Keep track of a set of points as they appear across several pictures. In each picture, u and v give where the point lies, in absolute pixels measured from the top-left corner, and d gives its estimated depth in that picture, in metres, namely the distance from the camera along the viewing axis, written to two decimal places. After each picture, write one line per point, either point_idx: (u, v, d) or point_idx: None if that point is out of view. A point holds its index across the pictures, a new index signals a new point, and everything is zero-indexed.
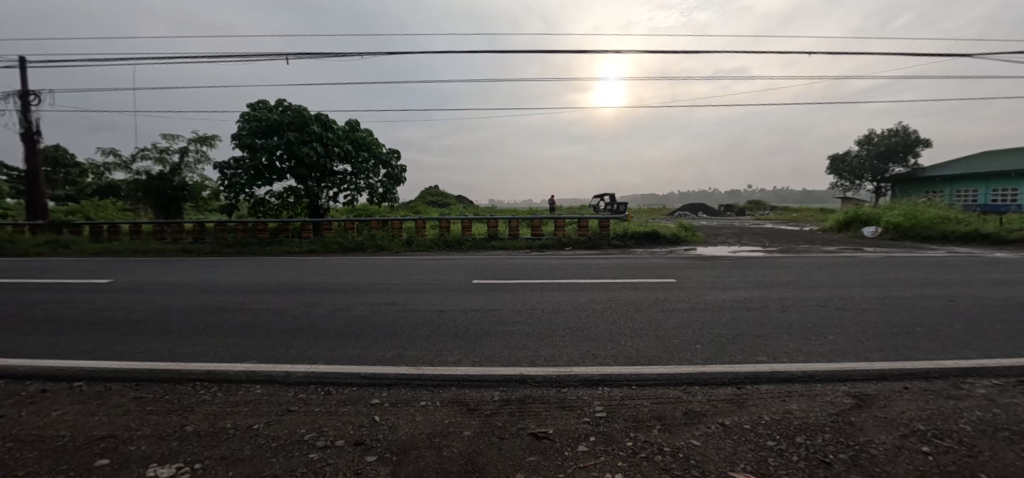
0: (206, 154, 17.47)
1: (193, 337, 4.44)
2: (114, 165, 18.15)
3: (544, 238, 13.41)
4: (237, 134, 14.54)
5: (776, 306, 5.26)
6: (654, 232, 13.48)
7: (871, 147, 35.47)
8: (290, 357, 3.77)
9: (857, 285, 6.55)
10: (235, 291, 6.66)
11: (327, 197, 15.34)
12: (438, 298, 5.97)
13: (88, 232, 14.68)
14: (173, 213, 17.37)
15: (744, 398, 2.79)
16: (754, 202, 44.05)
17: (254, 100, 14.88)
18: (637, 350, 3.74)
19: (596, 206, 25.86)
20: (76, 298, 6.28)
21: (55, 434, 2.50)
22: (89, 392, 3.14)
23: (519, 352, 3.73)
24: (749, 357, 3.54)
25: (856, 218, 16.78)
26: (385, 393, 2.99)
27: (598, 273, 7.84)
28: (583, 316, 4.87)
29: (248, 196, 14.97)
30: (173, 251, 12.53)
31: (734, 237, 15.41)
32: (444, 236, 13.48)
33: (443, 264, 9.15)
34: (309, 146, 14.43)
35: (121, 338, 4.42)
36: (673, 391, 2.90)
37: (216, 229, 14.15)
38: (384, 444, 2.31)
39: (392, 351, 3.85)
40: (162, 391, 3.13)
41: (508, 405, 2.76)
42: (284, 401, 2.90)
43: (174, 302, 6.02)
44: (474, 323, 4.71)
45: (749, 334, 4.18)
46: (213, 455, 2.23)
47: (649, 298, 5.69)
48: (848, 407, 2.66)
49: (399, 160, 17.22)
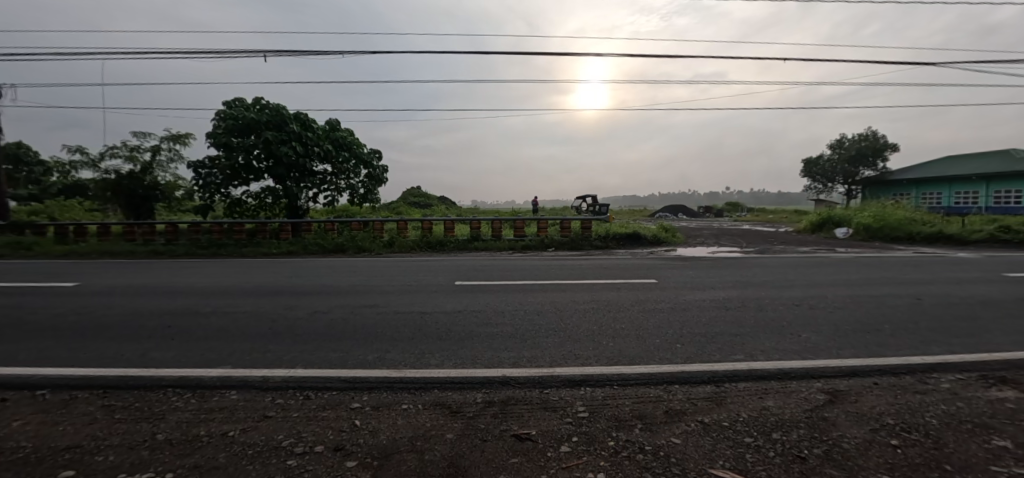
0: (180, 153, 16.94)
1: (164, 342, 4.28)
2: (81, 164, 17.46)
3: (527, 239, 13.47)
4: (213, 133, 14.18)
5: (753, 306, 5.38)
6: (635, 233, 13.70)
7: (842, 151, 36.72)
8: (266, 362, 3.67)
9: (830, 284, 6.76)
10: (210, 294, 6.48)
11: (307, 198, 15.10)
12: (420, 299, 5.91)
13: (53, 232, 14.09)
14: (144, 213, 16.76)
15: (722, 397, 2.84)
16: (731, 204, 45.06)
17: (231, 98, 14.54)
18: (620, 350, 3.77)
19: (578, 207, 26.10)
20: (39, 303, 6.01)
21: (15, 445, 2.38)
22: (53, 400, 3.01)
23: (502, 353, 3.73)
24: (727, 355, 3.61)
25: (829, 219, 17.34)
26: (366, 397, 2.94)
27: (582, 274, 7.88)
28: (565, 317, 4.91)
29: (224, 196, 14.62)
30: (144, 252, 12.14)
31: (713, 238, 15.74)
32: (427, 237, 13.40)
33: (425, 266, 9.08)
34: (288, 146, 14.15)
35: (87, 344, 4.24)
36: (654, 390, 2.94)
37: (189, 229, 13.69)
38: (365, 449, 2.27)
39: (374, 354, 3.80)
40: (132, 398, 3.02)
41: (492, 406, 2.75)
42: (261, 407, 2.83)
43: (145, 305, 5.82)
44: (458, 324, 4.69)
45: (727, 333, 4.27)
46: (185, 464, 2.16)
47: (630, 299, 5.76)
48: (822, 404, 2.74)
49: (381, 160, 17.10)
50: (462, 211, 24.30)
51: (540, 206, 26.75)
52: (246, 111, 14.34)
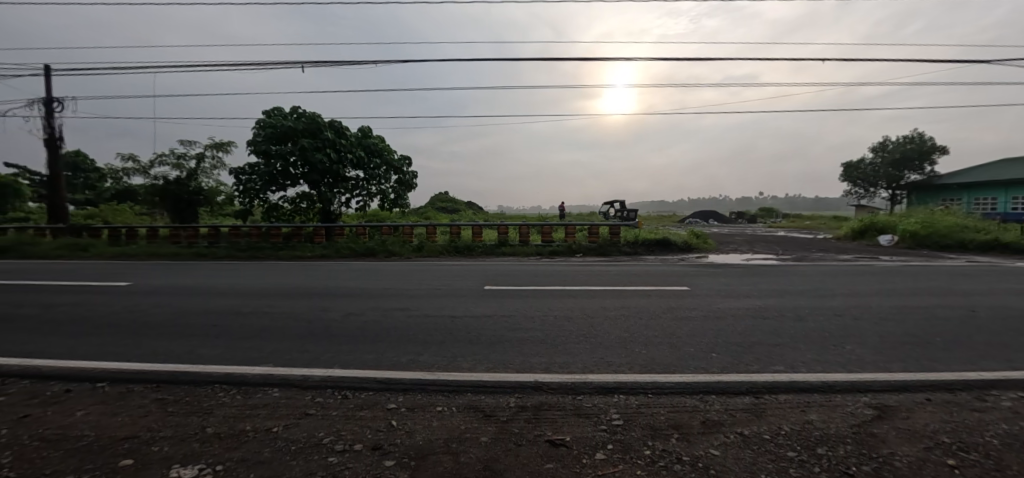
0: (222, 160, 17.78)
1: (210, 340, 4.51)
2: (133, 171, 18.58)
3: (555, 244, 13.46)
4: (253, 141, 14.84)
5: (791, 315, 5.19)
6: (665, 240, 13.47)
7: (885, 154, 34.97)
8: (305, 361, 3.82)
9: (875, 294, 6.44)
10: (251, 295, 6.77)
11: (340, 203, 15.59)
12: (450, 303, 5.99)
13: (107, 235, 15.04)
14: (188, 217, 17.68)
15: (762, 408, 2.75)
16: (764, 210, 43.50)
17: (270, 107, 15.19)
18: (652, 357, 3.72)
19: (605, 213, 25.88)
20: (96, 300, 6.43)
21: (79, 434, 2.56)
22: (111, 393, 3.21)
23: (533, 358, 3.73)
24: (765, 366, 3.50)
25: (872, 226, 16.54)
26: (401, 398, 3.01)
27: (611, 280, 7.79)
28: (595, 323, 4.88)
29: (262, 201, 15.19)
30: (187, 254, 12.81)
31: (745, 245, 15.29)
32: (455, 242, 13.61)
33: (453, 270, 9.18)
34: (323, 153, 14.69)
35: (140, 341, 4.50)
36: (690, 400, 2.87)
37: (229, 232, 14.30)
38: (402, 449, 2.32)
39: (407, 356, 3.89)
40: (183, 393, 3.19)
41: (524, 411, 2.76)
42: (302, 405, 2.94)
43: (191, 305, 6.14)
44: (488, 328, 4.72)
45: (765, 343, 4.14)
46: (233, 458, 2.26)
47: (661, 306, 5.67)
48: (870, 419, 2.61)
49: (410, 166, 17.48)
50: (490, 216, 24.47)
51: (567, 211, 26.63)
52: (284, 119, 14.96)
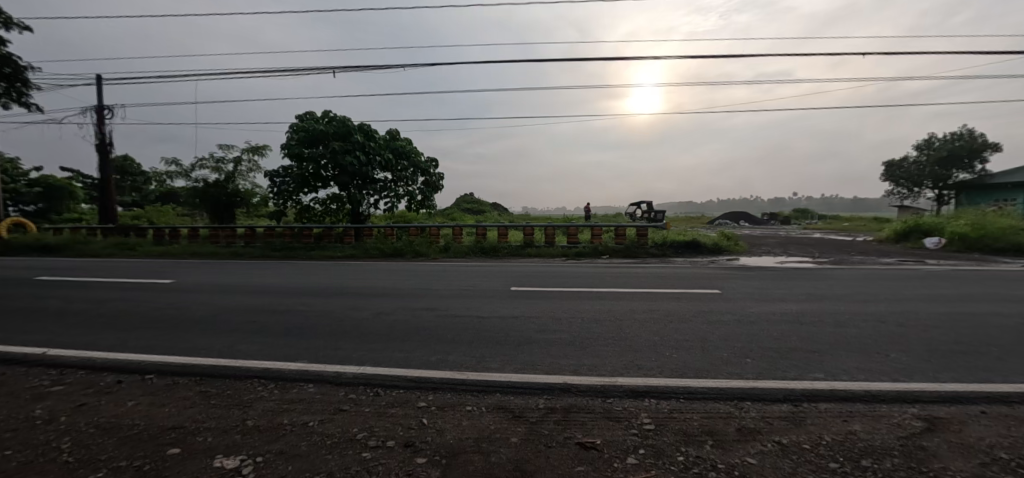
0: (257, 163, 18.48)
1: (248, 336, 4.69)
2: (175, 174, 19.54)
3: (581, 245, 13.36)
4: (286, 145, 15.35)
5: (830, 320, 4.99)
6: (694, 242, 13.17)
7: (931, 152, 33.11)
8: (338, 358, 3.92)
9: (921, 300, 6.11)
10: (285, 294, 7.00)
11: (369, 204, 15.95)
12: (478, 304, 6.04)
13: (152, 235, 15.86)
14: (226, 218, 18.46)
15: (801, 417, 2.66)
16: (799, 211, 41.95)
17: (302, 112, 15.68)
18: (683, 362, 3.64)
19: (632, 214, 25.53)
20: (144, 297, 6.79)
21: (132, 422, 2.71)
22: (159, 384, 3.38)
23: (562, 360, 3.72)
24: (804, 373, 3.37)
25: (916, 227, 15.69)
26: (432, 396, 3.06)
27: (639, 282, 7.67)
28: (623, 326, 4.81)
29: (295, 203, 15.69)
30: (225, 253, 13.37)
31: (779, 247, 14.78)
32: (481, 243, 13.72)
33: (480, 271, 9.24)
34: (353, 155, 15.05)
35: (184, 336, 4.73)
36: (724, 406, 2.80)
37: (264, 233, 14.85)
38: (433, 447, 2.36)
39: (436, 355, 3.95)
40: (224, 386, 3.34)
41: (554, 413, 2.76)
42: (336, 401, 3.02)
43: (230, 302, 6.40)
44: (515, 329, 4.74)
45: (803, 349, 3.99)
46: (272, 450, 2.35)
47: (692, 309, 5.54)
48: (919, 431, 2.48)
49: (437, 168, 17.70)
50: (515, 217, 24.51)
51: (592, 212, 26.38)
52: (315, 123, 15.41)
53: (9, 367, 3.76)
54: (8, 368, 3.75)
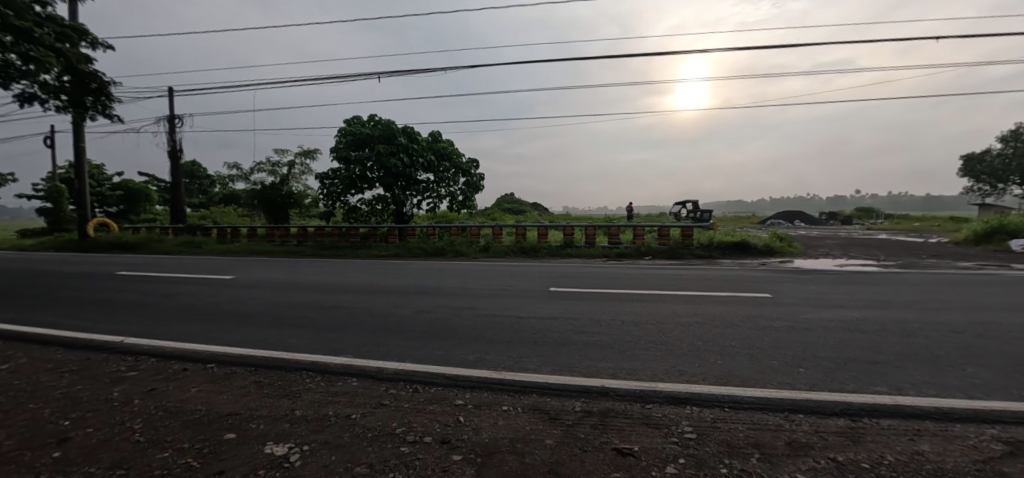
0: (309, 166, 19.47)
1: (298, 330, 4.95)
2: (236, 177, 20.95)
3: (622, 246, 13.07)
4: (335, 148, 16.07)
5: (896, 329, 4.59)
6: (743, 243, 12.56)
7: (1019, 144, 29.80)
8: (380, 354, 4.06)
9: (1005, 309, 5.50)
10: (333, 291, 7.33)
11: (412, 205, 16.41)
12: (516, 304, 6.06)
13: (215, 234, 17.08)
14: (281, 218, 19.58)
15: (861, 433, 2.46)
16: (862, 210, 38.99)
17: (350, 116, 16.37)
18: (729, 369, 3.48)
19: (677, 214, 24.71)
20: (208, 292, 7.34)
21: (194, 408, 2.93)
22: (219, 373, 3.64)
23: (600, 363, 3.66)
24: (864, 386, 3.12)
25: (1001, 228, 14.17)
26: (468, 395, 3.09)
27: (684, 285, 7.39)
28: (665, 329, 4.66)
29: (343, 203, 16.39)
30: (280, 252, 14.19)
31: (839, 248, 13.80)
32: (521, 243, 13.75)
33: (519, 271, 9.26)
34: (397, 157, 15.54)
35: (241, 329, 5.06)
36: (773, 418, 2.64)
37: (315, 232, 15.61)
38: (468, 445, 2.39)
39: (474, 354, 3.99)
40: (276, 377, 3.54)
41: (590, 416, 2.72)
42: (377, 395, 3.13)
43: (284, 298, 6.78)
44: (553, 330, 4.71)
45: (863, 359, 3.70)
46: (317, 440, 2.47)
47: (739, 314, 5.28)
48: (999, 455, 2.23)
49: (478, 169, 17.95)
50: (555, 217, 24.38)
51: (635, 212, 25.78)
52: (362, 127, 16.04)
53: (94, 352, 4.18)
54: (93, 353, 4.16)
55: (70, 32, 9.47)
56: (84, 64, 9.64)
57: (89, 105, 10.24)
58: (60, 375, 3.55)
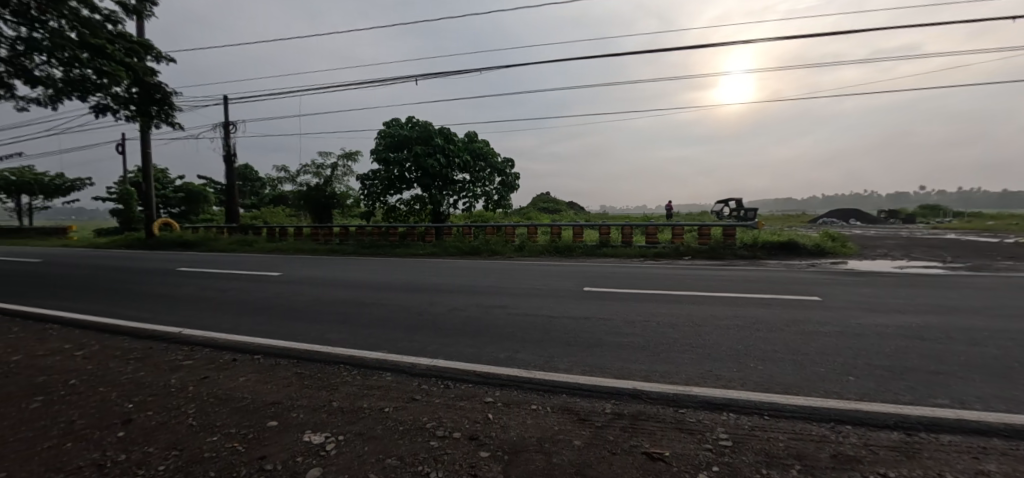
0: (351, 168, 20.20)
1: (338, 325, 5.16)
2: (284, 179, 22.06)
3: (660, 246, 12.70)
4: (376, 150, 16.58)
5: (963, 337, 4.20)
6: (791, 243, 11.90)
7: None
8: (414, 350, 4.16)
9: None
10: (371, 288, 7.57)
11: (448, 204, 16.70)
12: (549, 303, 6.03)
13: (265, 233, 18.06)
14: (325, 217, 20.44)
15: (916, 449, 2.28)
16: (929, 207, 35.95)
17: (389, 119, 16.86)
18: (770, 375, 3.31)
19: (720, 213, 23.74)
20: (257, 287, 7.78)
21: (241, 395, 3.12)
22: (265, 364, 3.86)
23: (633, 365, 3.58)
24: (923, 398, 2.88)
25: None
26: (498, 393, 3.11)
27: (725, 286, 7.09)
28: (702, 332, 4.50)
29: (383, 203, 16.89)
30: (324, 250, 14.81)
31: (900, 249, 12.80)
32: (556, 242, 13.67)
33: (554, 271, 9.20)
34: (434, 158, 15.84)
35: (286, 323, 5.34)
36: (817, 428, 2.50)
37: (356, 232, 16.19)
38: (496, 443, 2.40)
39: (505, 352, 4.01)
40: (316, 369, 3.71)
41: (621, 419, 2.66)
42: (410, 390, 3.21)
43: (326, 294, 7.08)
44: (585, 331, 4.65)
45: (923, 369, 3.41)
46: (352, 430, 2.56)
47: (784, 317, 5.01)
48: None
49: (513, 168, 18.01)
50: (591, 217, 24.09)
51: (674, 211, 24.99)
52: (401, 129, 16.48)
53: (155, 341, 4.53)
54: (155, 343, 4.52)
55: (137, 47, 10.24)
56: (150, 76, 10.46)
57: (155, 113, 11.09)
58: (126, 362, 3.88)
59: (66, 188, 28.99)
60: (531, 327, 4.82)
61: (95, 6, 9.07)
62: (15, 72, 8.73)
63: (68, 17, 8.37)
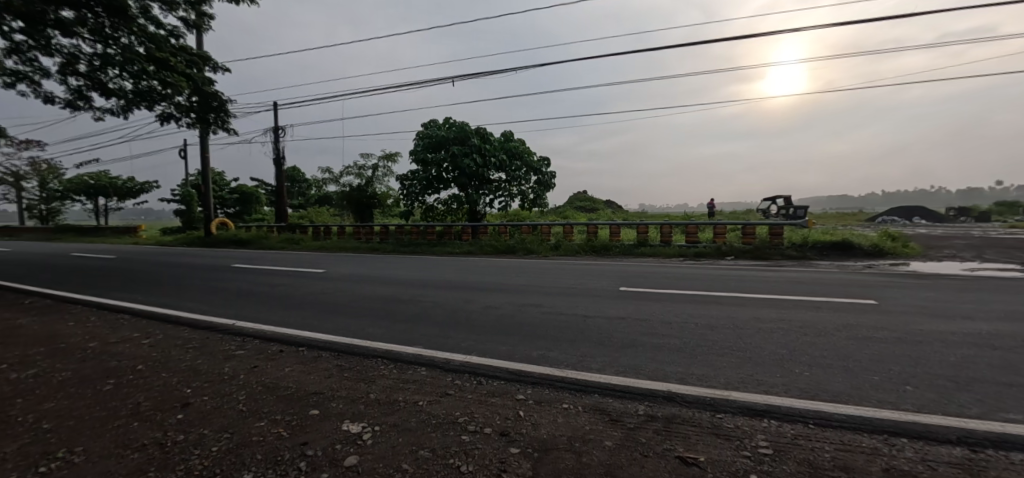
0: (390, 169, 20.82)
1: (377, 321, 5.35)
2: (329, 180, 23.02)
3: (701, 245, 12.28)
4: (414, 151, 17.00)
5: None
6: (844, 242, 11.19)
7: None
8: (448, 346, 4.25)
9: None
10: (409, 285, 7.78)
11: (485, 203, 16.89)
12: (583, 302, 5.99)
13: (311, 231, 18.92)
14: (366, 217, 21.17)
15: (982, 466, 2.09)
16: (1007, 204, 32.69)
17: (427, 120, 17.24)
18: (817, 382, 3.14)
19: (766, 211, 22.67)
20: (303, 283, 8.17)
21: (285, 385, 3.29)
22: (308, 356, 4.06)
23: (668, 367, 3.50)
24: (992, 412, 2.64)
25: None
26: (530, 391, 3.13)
27: (770, 288, 6.76)
28: (743, 335, 4.32)
29: (421, 203, 17.31)
30: (366, 248, 15.34)
31: (971, 249, 11.75)
32: (592, 241, 13.51)
33: (589, 270, 9.12)
34: (471, 158, 16.05)
35: (329, 318, 5.58)
36: (868, 440, 2.34)
37: (396, 231, 16.67)
38: (526, 440, 2.42)
39: (537, 351, 4.01)
40: (355, 362, 3.86)
41: (654, 421, 2.61)
42: (443, 385, 3.28)
43: (366, 290, 7.35)
44: (620, 331, 4.57)
45: (993, 381, 3.12)
46: (387, 422, 2.65)
47: (834, 321, 4.73)
48: None
49: (549, 167, 17.96)
50: (629, 215, 23.63)
51: (717, 210, 24.06)
52: (438, 130, 16.81)
53: (212, 332, 4.87)
54: (211, 333, 4.84)
55: (198, 58, 10.98)
56: (208, 85, 11.22)
57: (213, 120, 11.88)
58: (186, 350, 4.19)
59: (136, 190, 31.50)
60: (564, 326, 4.80)
61: (160, 22, 9.84)
62: (93, 85, 9.65)
63: (136, 33, 9.14)
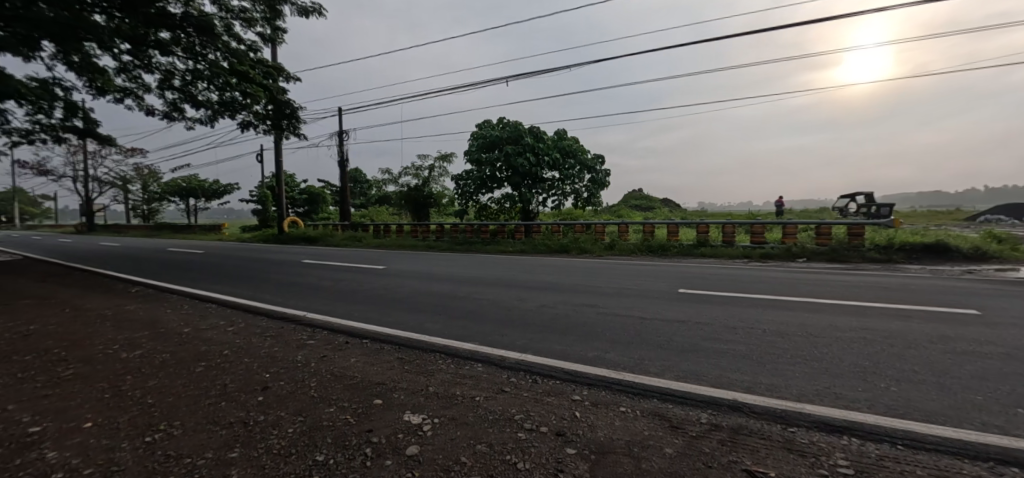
0: (446, 169, 21.42)
1: (434, 317, 5.52)
2: (388, 181, 24.08)
3: (768, 246, 11.51)
4: (469, 151, 17.35)
5: None
6: (939, 244, 10.03)
7: None
8: (504, 344, 4.29)
9: None
10: (465, 282, 7.95)
11: (538, 202, 16.93)
12: (641, 304, 5.82)
13: (372, 230, 19.88)
14: (422, 216, 21.92)
15: None
16: None
17: (482, 121, 17.53)
18: (906, 398, 2.84)
19: (844, 209, 20.79)
20: (366, 279, 8.61)
21: (351, 374, 3.49)
22: (372, 348, 4.27)
23: (733, 374, 3.31)
24: None
25: None
26: (586, 392, 3.09)
27: (850, 293, 6.19)
28: (819, 343, 4.00)
29: (475, 202, 17.66)
30: (422, 246, 15.88)
31: None
32: (649, 241, 13.09)
33: (646, 271, 8.84)
34: (524, 157, 16.10)
35: (390, 312, 5.84)
36: (971, 467, 2.08)
37: (451, 229, 17.11)
38: (584, 441, 2.39)
39: (593, 352, 3.96)
40: (415, 356, 4.00)
41: (718, 431, 2.48)
42: (499, 381, 3.33)
43: (424, 287, 7.62)
44: (680, 335, 4.40)
45: None
46: (446, 415, 2.73)
47: (927, 332, 4.25)
48: None
49: (603, 165, 17.66)
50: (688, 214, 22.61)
51: (787, 208, 22.40)
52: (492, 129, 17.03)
53: (287, 322, 5.27)
54: (286, 324, 5.23)
55: (273, 70, 11.89)
56: (281, 94, 12.11)
57: (285, 127, 12.81)
58: (265, 338, 4.57)
59: (221, 192, 34.74)
60: (621, 328, 4.69)
61: (241, 38, 10.75)
62: (186, 97, 10.78)
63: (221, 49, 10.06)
